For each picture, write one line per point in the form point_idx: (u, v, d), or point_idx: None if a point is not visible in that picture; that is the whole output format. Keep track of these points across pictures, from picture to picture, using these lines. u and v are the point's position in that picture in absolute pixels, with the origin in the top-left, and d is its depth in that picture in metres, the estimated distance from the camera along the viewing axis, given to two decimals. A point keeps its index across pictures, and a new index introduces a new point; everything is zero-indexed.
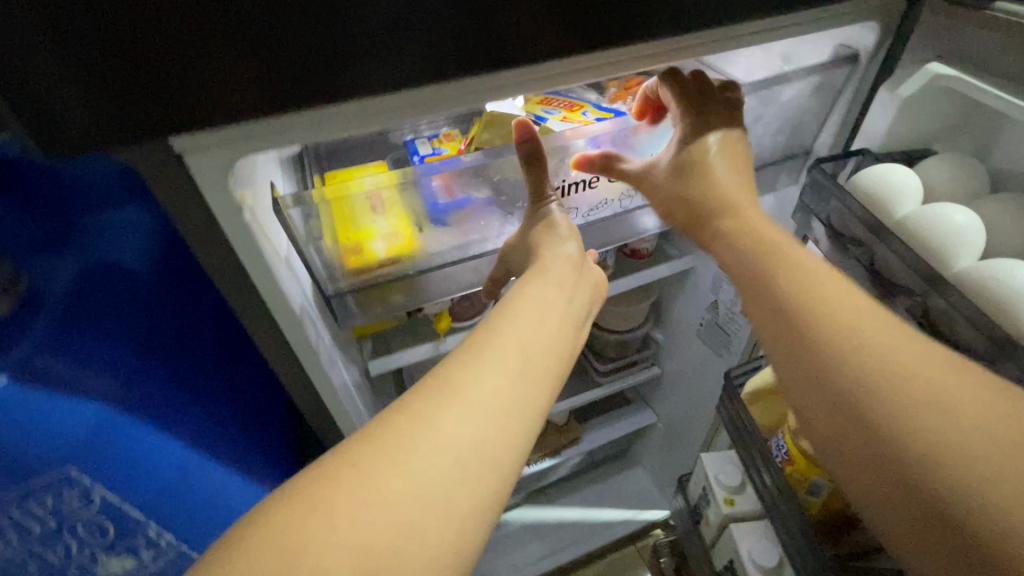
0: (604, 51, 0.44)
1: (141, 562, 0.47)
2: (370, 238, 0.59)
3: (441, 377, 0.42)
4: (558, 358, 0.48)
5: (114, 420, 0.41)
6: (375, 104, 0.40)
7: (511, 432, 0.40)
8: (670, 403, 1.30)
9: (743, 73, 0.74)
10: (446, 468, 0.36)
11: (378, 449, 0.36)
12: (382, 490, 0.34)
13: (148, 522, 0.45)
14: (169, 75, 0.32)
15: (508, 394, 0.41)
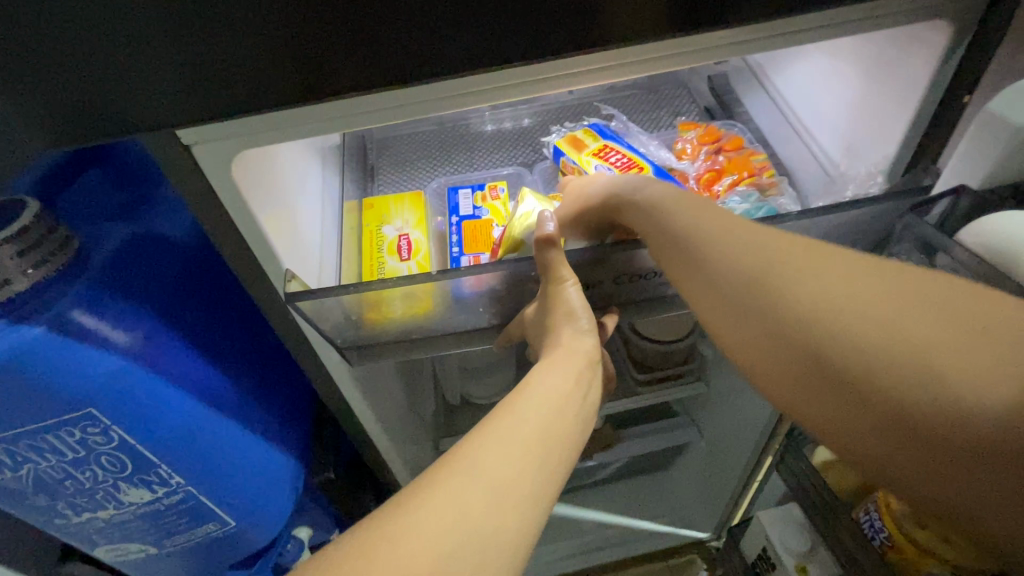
0: (610, 49, 0.41)
1: (157, 494, 0.54)
2: (389, 305, 0.52)
3: (457, 461, 0.40)
4: (570, 450, 0.44)
5: (130, 374, 0.47)
6: (374, 109, 0.42)
7: (530, 500, 0.39)
8: (719, 421, 1.22)
9: (810, 80, 0.63)
10: (470, 532, 0.36)
11: (404, 537, 0.35)
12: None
13: (160, 463, 0.52)
14: (171, 71, 0.36)
15: (525, 487, 0.39)
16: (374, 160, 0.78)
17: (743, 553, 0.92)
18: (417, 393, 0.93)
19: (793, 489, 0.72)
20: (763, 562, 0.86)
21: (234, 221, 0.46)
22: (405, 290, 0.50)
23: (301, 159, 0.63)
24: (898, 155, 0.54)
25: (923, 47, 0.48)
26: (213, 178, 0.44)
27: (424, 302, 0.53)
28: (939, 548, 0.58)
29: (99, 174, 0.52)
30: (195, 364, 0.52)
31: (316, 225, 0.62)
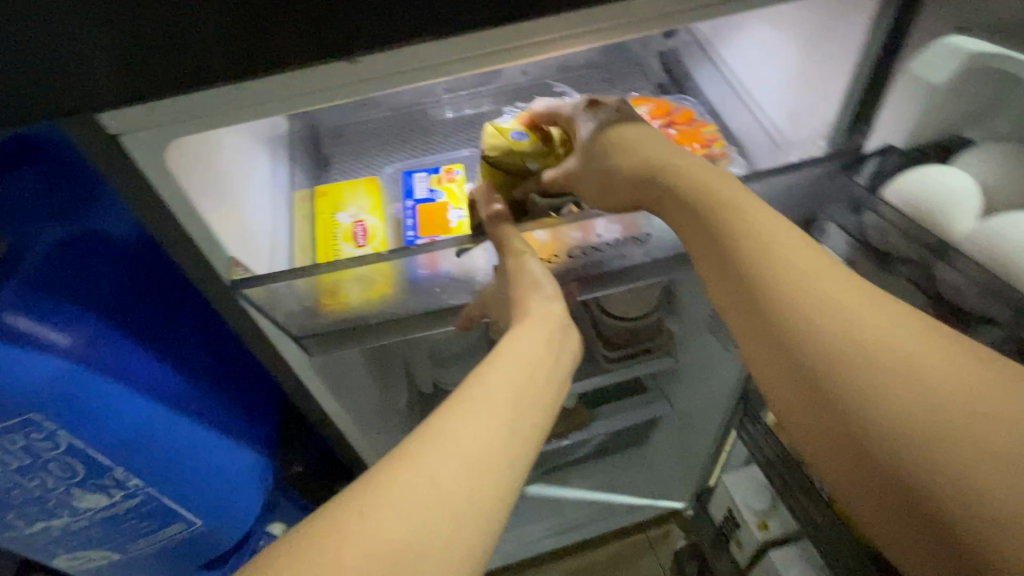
0: (542, 20, 0.40)
1: (114, 498, 0.53)
2: (344, 288, 0.51)
3: (427, 435, 0.39)
4: (544, 414, 0.44)
5: (71, 377, 0.45)
6: (302, 90, 0.40)
7: (502, 466, 0.39)
8: (689, 395, 1.25)
9: (754, 49, 0.63)
10: (440, 501, 0.36)
11: (371, 515, 0.34)
12: (376, 557, 0.33)
13: (114, 465, 0.51)
14: (74, 57, 0.34)
15: (497, 457, 0.39)
16: (327, 149, 0.76)
17: (712, 517, 0.96)
18: (388, 384, 0.92)
19: (755, 451, 0.75)
20: (730, 523, 0.89)
21: (172, 212, 0.45)
22: (359, 272, 0.49)
23: (244, 151, 0.61)
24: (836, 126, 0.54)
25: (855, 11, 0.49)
26: (143, 167, 0.42)
27: (380, 285, 0.52)
28: None
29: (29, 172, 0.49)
30: (145, 364, 0.50)
31: (265, 215, 0.60)
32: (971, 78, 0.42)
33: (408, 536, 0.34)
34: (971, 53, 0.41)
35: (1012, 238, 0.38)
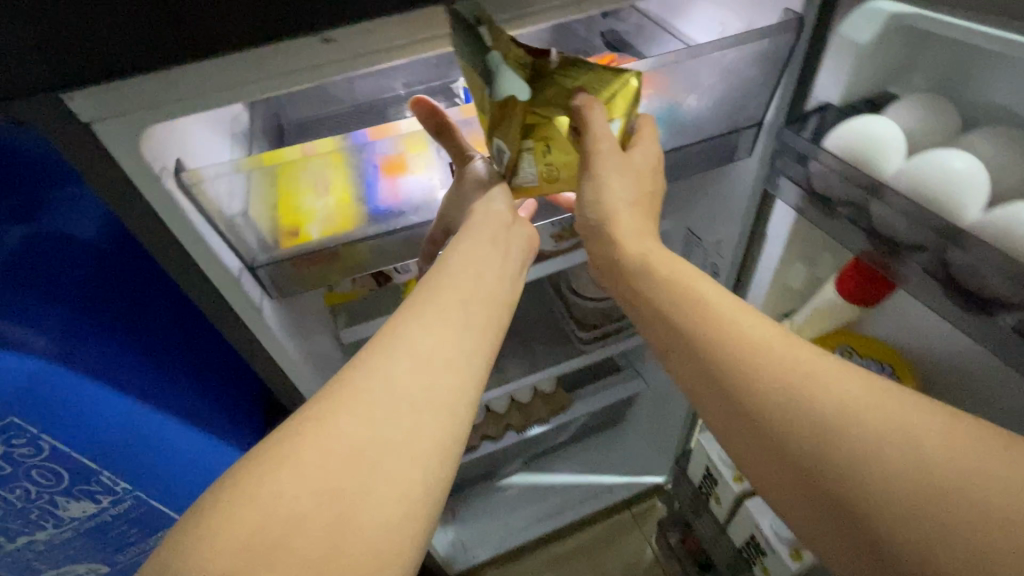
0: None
1: (102, 505, 0.52)
2: (304, 197, 0.53)
3: (385, 335, 0.41)
4: (498, 309, 0.47)
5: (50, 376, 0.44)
6: (268, 71, 0.41)
7: (458, 355, 0.42)
8: (661, 371, 1.29)
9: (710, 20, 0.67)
10: (398, 392, 0.38)
11: (335, 413, 0.37)
12: (338, 450, 0.35)
13: (102, 469, 0.49)
14: (32, 45, 0.33)
15: (451, 348, 0.41)
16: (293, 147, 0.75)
17: (690, 478, 1.01)
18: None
19: None
20: (708, 479, 0.94)
21: (144, 200, 0.45)
22: (314, 167, 0.51)
23: (204, 140, 0.59)
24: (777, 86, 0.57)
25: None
26: (112, 153, 0.42)
27: (340, 190, 0.54)
28: None
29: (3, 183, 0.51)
30: (125, 360, 0.50)
31: None
32: (889, 36, 0.47)
33: (369, 423, 0.37)
34: (888, 13, 0.45)
35: (939, 174, 0.43)
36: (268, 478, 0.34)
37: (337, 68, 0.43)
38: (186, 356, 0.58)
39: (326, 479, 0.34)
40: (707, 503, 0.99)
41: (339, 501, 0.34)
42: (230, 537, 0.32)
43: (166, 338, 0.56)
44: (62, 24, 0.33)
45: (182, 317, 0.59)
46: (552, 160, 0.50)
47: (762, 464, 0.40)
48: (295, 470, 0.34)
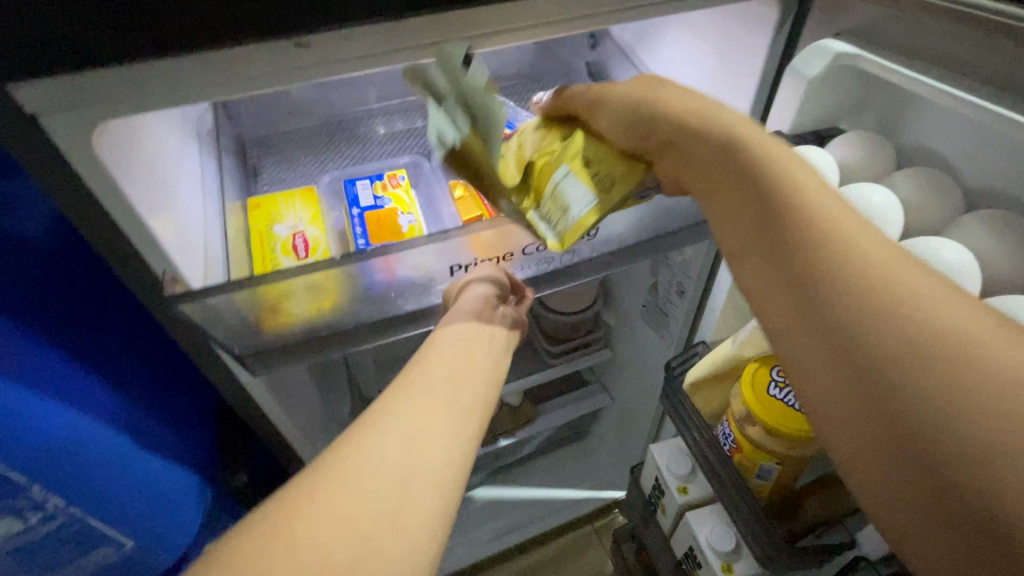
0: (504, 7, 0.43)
1: (30, 523, 0.48)
2: (291, 300, 0.52)
3: (788, 239, 0.33)
4: (923, 353, 0.27)
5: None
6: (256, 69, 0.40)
7: (921, 415, 0.26)
8: (629, 386, 1.26)
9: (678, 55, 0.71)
10: (878, 332, 0.28)
11: (805, 314, 0.31)
12: (861, 351, 0.28)
13: (30, 485, 0.46)
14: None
15: (894, 336, 0.28)
16: (254, 159, 0.79)
17: (641, 487, 0.96)
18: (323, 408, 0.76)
19: (674, 418, 0.74)
20: (656, 491, 0.89)
21: (95, 200, 0.43)
22: (304, 281, 0.50)
23: (185, 145, 0.60)
24: (753, 109, 0.62)
25: (756, 21, 0.57)
26: (52, 140, 0.39)
27: (326, 297, 0.53)
28: (772, 445, 0.59)
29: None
30: (80, 377, 0.48)
31: (202, 196, 0.59)
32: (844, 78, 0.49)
33: (881, 351, 0.28)
34: (836, 52, 0.46)
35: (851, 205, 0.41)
36: (270, 537, 0.32)
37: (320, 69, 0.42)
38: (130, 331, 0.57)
39: (338, 508, 0.34)
40: (655, 514, 0.92)
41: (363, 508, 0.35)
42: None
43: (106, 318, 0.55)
44: None
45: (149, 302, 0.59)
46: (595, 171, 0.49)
47: (841, 419, 0.29)
48: (278, 518, 0.33)
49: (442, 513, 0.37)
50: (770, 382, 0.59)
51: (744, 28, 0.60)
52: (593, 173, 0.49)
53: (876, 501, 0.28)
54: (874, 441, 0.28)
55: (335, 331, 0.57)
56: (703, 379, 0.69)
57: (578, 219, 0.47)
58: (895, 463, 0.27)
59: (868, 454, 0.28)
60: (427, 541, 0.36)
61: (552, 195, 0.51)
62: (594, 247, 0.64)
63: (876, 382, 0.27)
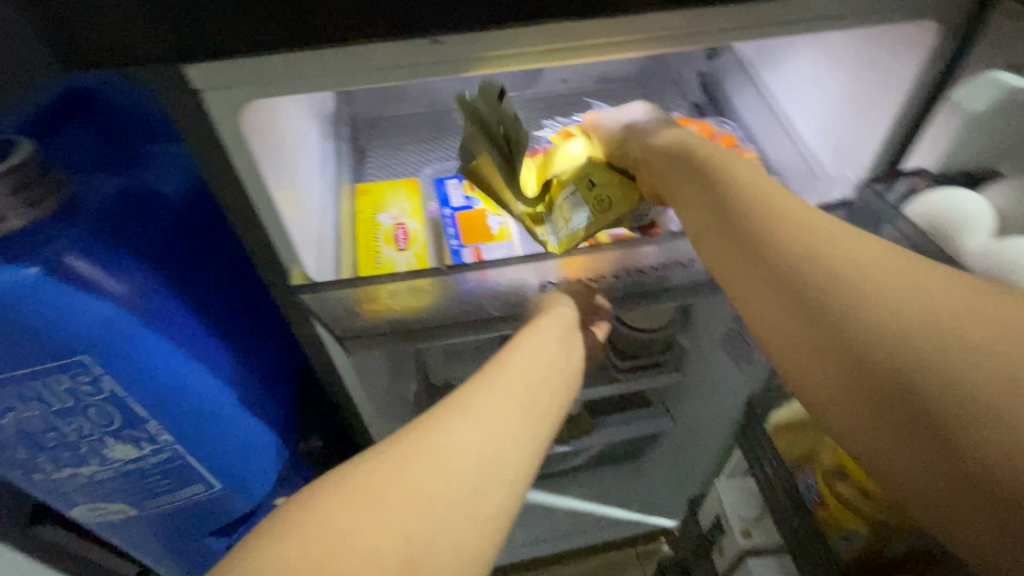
0: (649, 14, 0.43)
1: (144, 452, 0.54)
2: (389, 296, 0.54)
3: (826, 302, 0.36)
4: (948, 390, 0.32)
5: (122, 321, 0.46)
6: (399, 64, 0.42)
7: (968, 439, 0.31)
8: (696, 413, 1.21)
9: (808, 79, 0.67)
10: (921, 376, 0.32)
11: (850, 366, 0.35)
12: (910, 393, 0.33)
13: (149, 419, 0.51)
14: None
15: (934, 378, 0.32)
16: (363, 141, 0.83)
17: (700, 522, 0.93)
18: (399, 387, 0.79)
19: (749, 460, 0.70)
20: (716, 529, 0.86)
21: (239, 173, 0.47)
22: (405, 283, 0.52)
23: (309, 126, 0.64)
24: (888, 140, 0.58)
25: (914, 47, 0.53)
26: (210, 116, 0.43)
27: (420, 298, 0.55)
28: (866, 508, 0.55)
29: (82, 123, 0.52)
30: (196, 330, 0.52)
31: (318, 177, 0.64)
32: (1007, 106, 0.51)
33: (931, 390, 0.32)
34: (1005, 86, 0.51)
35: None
36: (335, 522, 0.33)
37: (460, 65, 0.44)
38: (245, 291, 0.61)
39: (415, 494, 0.35)
40: (711, 553, 0.89)
41: (423, 494, 0.35)
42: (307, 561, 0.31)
43: (229, 275, 0.59)
44: None
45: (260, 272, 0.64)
46: (595, 188, 0.53)
47: (895, 451, 0.34)
48: (360, 494, 0.34)
49: (508, 511, 0.38)
50: None
51: (897, 53, 0.55)
52: (594, 193, 0.53)
53: (926, 509, 0.34)
54: (935, 467, 0.32)
55: (425, 327, 0.60)
56: (790, 425, 0.66)
57: (577, 231, 0.53)
58: (953, 488, 0.32)
59: (928, 476, 0.33)
60: (492, 538, 0.37)
61: (561, 206, 0.55)
62: (689, 274, 0.61)
63: (926, 420, 0.32)
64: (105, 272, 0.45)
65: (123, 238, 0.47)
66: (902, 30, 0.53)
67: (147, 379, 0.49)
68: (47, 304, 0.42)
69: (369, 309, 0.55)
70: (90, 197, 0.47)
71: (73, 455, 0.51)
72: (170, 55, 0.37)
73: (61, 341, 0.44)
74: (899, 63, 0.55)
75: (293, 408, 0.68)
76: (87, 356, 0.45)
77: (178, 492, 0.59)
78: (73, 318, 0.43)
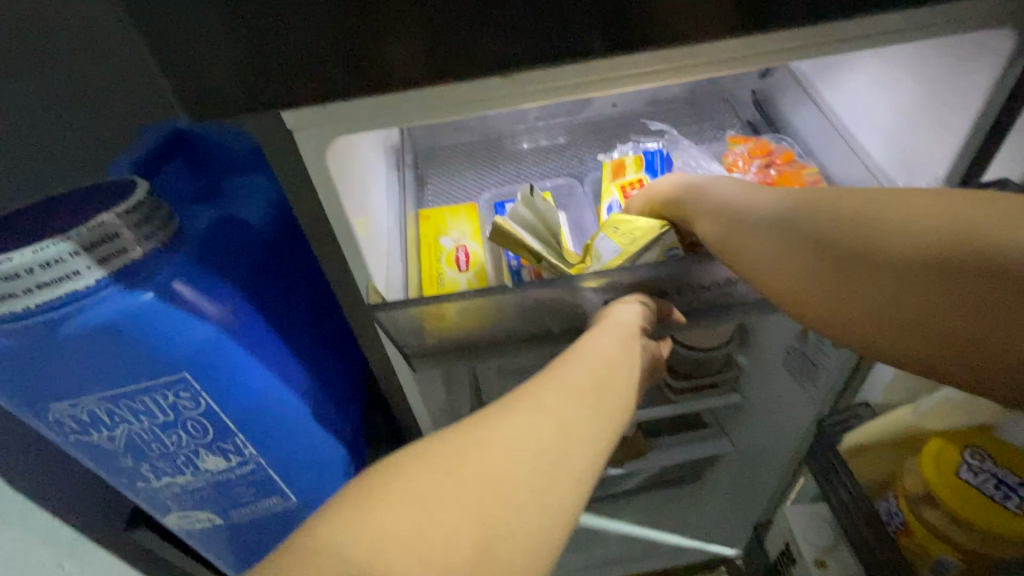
0: (708, 43, 0.44)
1: (230, 463, 0.57)
2: (452, 315, 0.56)
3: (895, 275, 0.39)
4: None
5: (218, 339, 0.50)
6: (472, 99, 0.45)
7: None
8: (756, 436, 1.17)
9: (869, 90, 0.66)
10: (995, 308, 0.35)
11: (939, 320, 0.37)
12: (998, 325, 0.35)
13: (237, 432, 0.55)
14: (322, 40, 0.38)
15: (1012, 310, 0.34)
16: (422, 169, 0.88)
17: (767, 550, 0.89)
18: (458, 406, 0.81)
19: (822, 487, 0.66)
20: (784, 557, 0.83)
21: (325, 205, 0.51)
22: (466, 301, 0.54)
23: (377, 157, 0.68)
24: (962, 149, 0.56)
25: (990, 54, 0.52)
26: (300, 154, 0.47)
27: (483, 314, 0.57)
28: (953, 533, 0.52)
29: (181, 162, 0.58)
30: (277, 348, 0.56)
31: (386, 203, 0.68)
32: None
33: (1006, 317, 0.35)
34: None
35: None
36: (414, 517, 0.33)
37: (527, 98, 0.47)
38: (318, 313, 0.65)
39: (486, 474, 0.36)
40: None
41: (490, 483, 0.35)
42: (386, 529, 0.31)
43: (305, 297, 0.63)
44: (343, 28, 0.38)
45: (331, 293, 0.67)
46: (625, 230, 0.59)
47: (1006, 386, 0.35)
48: (436, 472, 0.35)
49: (572, 510, 0.38)
50: (961, 464, 0.52)
51: (971, 59, 0.54)
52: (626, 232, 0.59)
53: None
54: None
55: (487, 345, 0.61)
56: (863, 445, 0.64)
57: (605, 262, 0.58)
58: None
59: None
60: (560, 536, 0.37)
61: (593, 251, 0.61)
62: (752, 291, 0.61)
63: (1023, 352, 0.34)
64: (205, 294, 0.49)
65: (219, 263, 0.51)
66: (975, 36, 0.52)
67: (238, 392, 0.53)
68: (156, 322, 0.46)
69: (432, 327, 0.57)
70: (191, 228, 0.52)
71: (169, 464, 0.55)
72: (275, 101, 0.41)
73: (166, 357, 0.48)
74: (974, 68, 0.54)
75: (360, 424, 0.71)
76: (187, 370, 0.49)
77: (257, 501, 0.63)
78: (178, 336, 0.48)
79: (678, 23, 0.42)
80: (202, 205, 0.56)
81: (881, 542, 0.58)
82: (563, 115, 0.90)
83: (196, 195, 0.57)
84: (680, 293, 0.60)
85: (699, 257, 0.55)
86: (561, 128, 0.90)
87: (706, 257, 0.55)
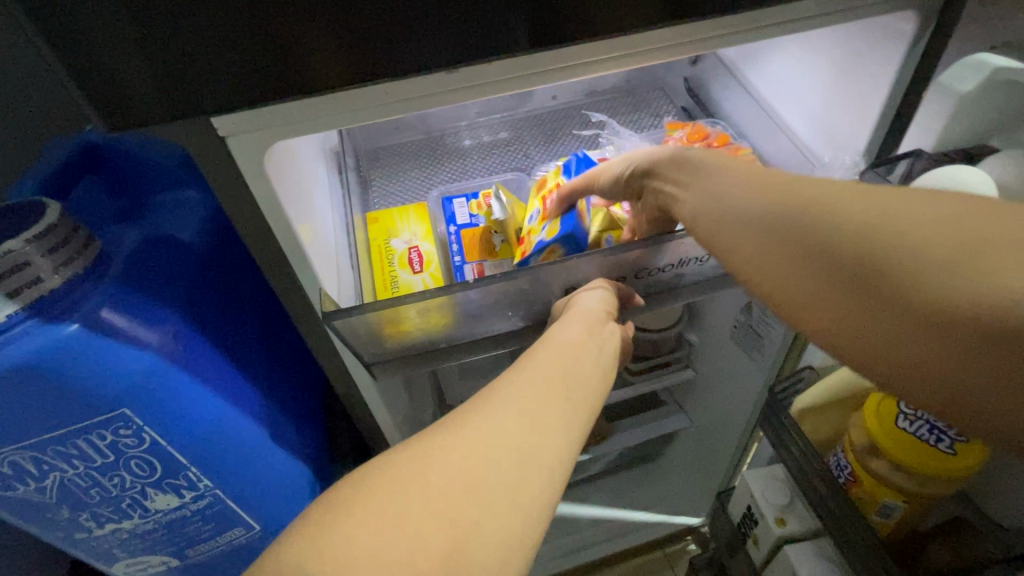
0: (644, 30, 0.45)
1: (184, 499, 0.53)
2: (411, 317, 0.54)
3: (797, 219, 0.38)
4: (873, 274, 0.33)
5: (157, 368, 0.45)
6: (415, 92, 0.44)
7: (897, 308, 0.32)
8: (711, 408, 1.22)
9: (791, 71, 0.71)
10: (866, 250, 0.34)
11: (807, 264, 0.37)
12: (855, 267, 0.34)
13: (189, 465, 0.51)
14: (251, 35, 0.36)
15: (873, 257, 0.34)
16: (364, 171, 0.85)
17: (731, 515, 0.93)
18: (422, 410, 0.79)
19: (777, 448, 0.70)
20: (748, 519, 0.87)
21: (265, 213, 0.48)
22: (422, 302, 0.53)
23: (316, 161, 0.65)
24: (878, 122, 0.61)
25: (897, 34, 0.56)
26: (234, 160, 0.44)
27: (441, 314, 0.56)
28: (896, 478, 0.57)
29: (95, 179, 0.53)
30: (226, 370, 0.52)
31: (331, 208, 0.65)
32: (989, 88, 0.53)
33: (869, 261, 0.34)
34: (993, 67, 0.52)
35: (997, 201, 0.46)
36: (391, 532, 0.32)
37: (473, 91, 0.46)
38: (267, 329, 0.61)
39: (454, 470, 0.34)
40: (746, 544, 0.89)
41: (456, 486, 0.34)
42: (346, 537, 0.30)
43: (252, 314, 0.59)
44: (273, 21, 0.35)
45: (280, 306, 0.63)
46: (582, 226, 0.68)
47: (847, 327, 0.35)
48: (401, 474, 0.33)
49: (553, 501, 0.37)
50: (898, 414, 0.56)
51: (880, 39, 0.58)
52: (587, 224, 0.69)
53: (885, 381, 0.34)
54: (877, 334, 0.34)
55: (450, 345, 0.60)
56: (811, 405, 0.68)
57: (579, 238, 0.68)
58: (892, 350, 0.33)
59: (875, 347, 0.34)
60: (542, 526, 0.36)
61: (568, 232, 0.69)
62: (702, 269, 0.63)
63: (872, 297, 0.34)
64: (137, 320, 0.45)
65: (150, 286, 0.47)
66: (881, 18, 0.57)
67: (184, 423, 0.49)
68: (81, 356, 0.42)
69: (389, 332, 0.55)
70: (114, 249, 0.47)
71: (112, 508, 0.51)
72: (201, 102, 0.38)
73: (97, 394, 0.43)
74: (882, 48, 0.58)
75: (322, 440, 0.68)
76: (123, 405, 0.45)
77: (216, 535, 0.59)
78: (108, 370, 0.43)
79: (613, 11, 0.42)
80: (124, 224, 0.51)
81: (834, 492, 0.62)
82: (504, 109, 0.89)
83: (115, 215, 0.52)
84: (637, 277, 0.61)
85: (650, 240, 0.57)
86: (503, 122, 0.89)
87: (655, 239, 0.57)
